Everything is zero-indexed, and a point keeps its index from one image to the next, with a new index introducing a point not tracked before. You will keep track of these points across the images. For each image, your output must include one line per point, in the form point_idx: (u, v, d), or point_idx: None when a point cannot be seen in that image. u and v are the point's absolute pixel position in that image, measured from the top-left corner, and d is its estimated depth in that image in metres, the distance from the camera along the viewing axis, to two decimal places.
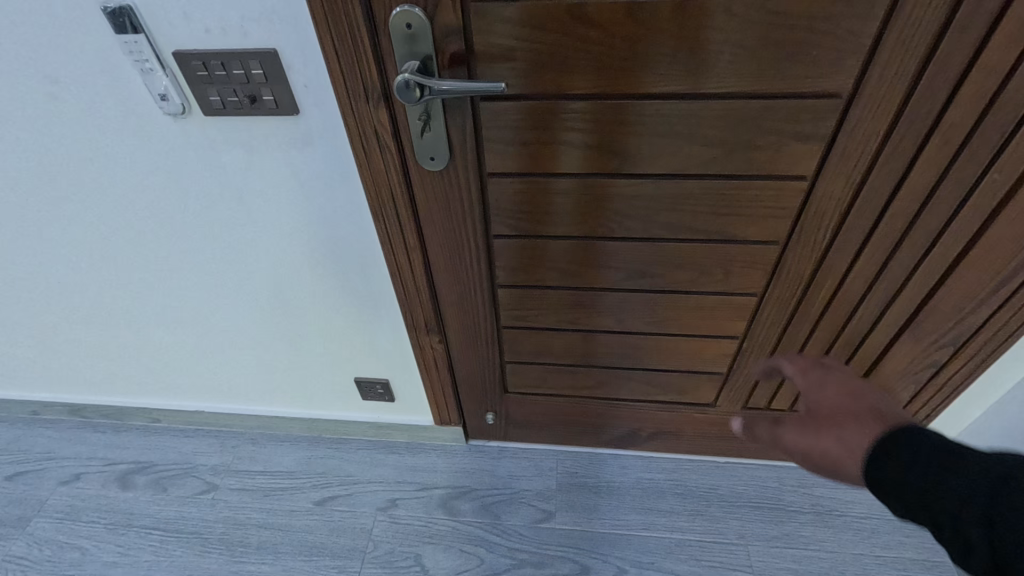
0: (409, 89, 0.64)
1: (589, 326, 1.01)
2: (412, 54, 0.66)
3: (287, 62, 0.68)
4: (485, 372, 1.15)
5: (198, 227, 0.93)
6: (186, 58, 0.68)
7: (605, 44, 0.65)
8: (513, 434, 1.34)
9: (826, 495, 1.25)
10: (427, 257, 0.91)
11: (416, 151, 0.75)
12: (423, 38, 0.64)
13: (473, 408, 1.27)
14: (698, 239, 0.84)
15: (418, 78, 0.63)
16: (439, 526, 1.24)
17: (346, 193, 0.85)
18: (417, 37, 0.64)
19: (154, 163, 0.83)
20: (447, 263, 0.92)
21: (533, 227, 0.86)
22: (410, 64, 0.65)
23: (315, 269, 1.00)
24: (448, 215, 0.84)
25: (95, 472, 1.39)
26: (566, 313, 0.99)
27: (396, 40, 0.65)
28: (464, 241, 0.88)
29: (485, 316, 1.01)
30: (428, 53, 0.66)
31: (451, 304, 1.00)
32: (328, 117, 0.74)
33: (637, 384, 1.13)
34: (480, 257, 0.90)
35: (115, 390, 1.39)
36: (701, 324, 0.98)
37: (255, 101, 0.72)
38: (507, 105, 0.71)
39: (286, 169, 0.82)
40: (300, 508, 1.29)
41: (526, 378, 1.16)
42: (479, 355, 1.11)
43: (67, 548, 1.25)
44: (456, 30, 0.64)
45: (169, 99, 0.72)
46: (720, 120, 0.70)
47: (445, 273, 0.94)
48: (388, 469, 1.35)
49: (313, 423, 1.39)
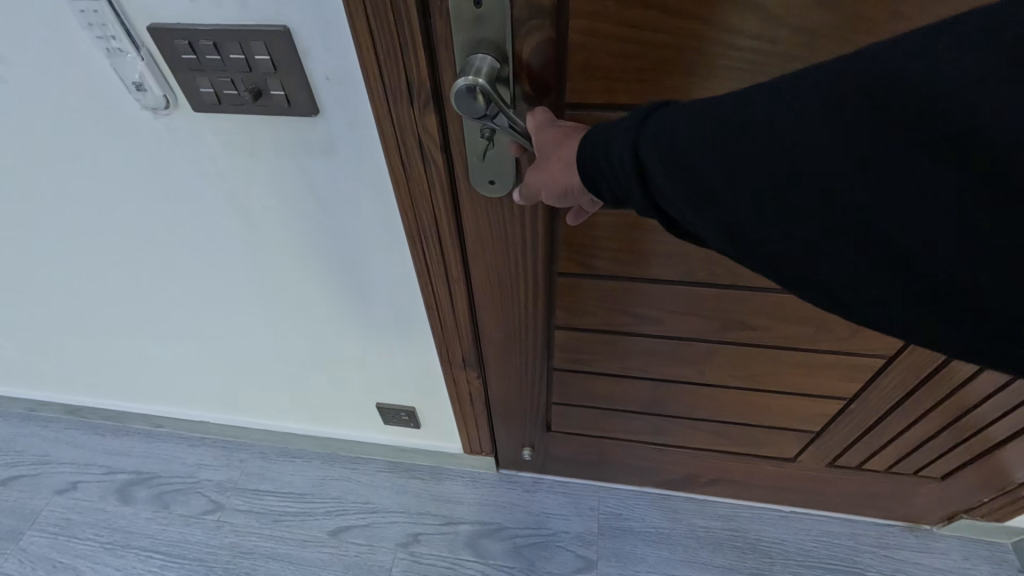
0: (474, 99, 0.46)
1: (663, 376, 0.85)
2: (477, 43, 0.47)
3: (302, 47, 0.50)
4: (526, 412, 0.99)
5: (197, 237, 0.77)
6: (168, 36, 0.50)
7: (754, 40, 0.46)
8: (550, 469, 1.18)
9: (910, 560, 1.09)
10: (470, 290, 0.74)
11: (471, 173, 0.57)
12: (494, 20, 0.46)
13: (508, 443, 1.11)
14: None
15: (486, 86, 0.46)
16: (465, 569, 1.11)
17: (373, 210, 0.67)
18: (487, 18, 0.45)
19: (140, 164, 0.66)
20: (495, 300, 0.74)
21: (613, 266, 0.68)
22: (478, 61, 0.47)
23: (334, 289, 0.83)
24: (503, 244, 0.66)
25: (94, 481, 1.28)
26: (641, 354, 0.81)
27: (456, 21, 0.46)
28: (519, 277, 0.70)
29: (535, 357, 0.84)
30: (502, 42, 0.47)
31: (495, 342, 0.83)
32: (357, 120, 0.56)
33: (705, 435, 0.97)
34: (538, 296, 0.73)
35: (113, 394, 1.26)
36: (805, 378, 0.80)
37: (260, 97, 0.53)
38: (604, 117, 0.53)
39: (301, 179, 0.64)
40: (313, 538, 1.17)
41: (571, 419, 1.00)
42: (522, 393, 0.94)
43: (62, 568, 1.15)
44: (546, 10, 0.46)
45: (147, 90, 0.54)
46: None
47: (492, 309, 0.76)
48: (409, 498, 1.22)
49: (329, 441, 1.26)
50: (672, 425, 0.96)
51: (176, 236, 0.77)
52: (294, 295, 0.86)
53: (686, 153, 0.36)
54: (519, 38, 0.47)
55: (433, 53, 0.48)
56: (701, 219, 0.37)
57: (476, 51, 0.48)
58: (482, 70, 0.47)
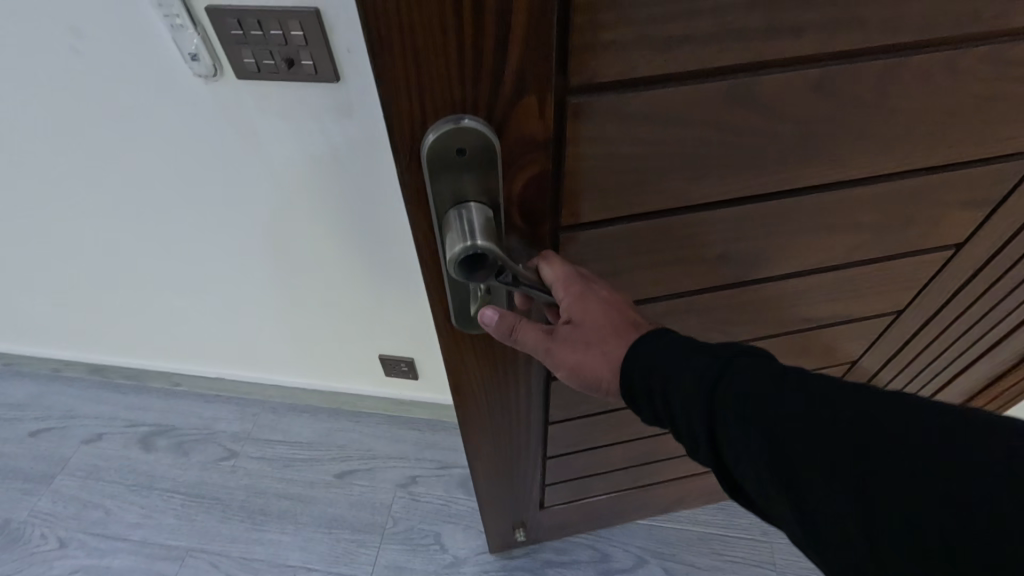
0: (475, 266, 0.37)
1: (650, 434, 0.88)
2: (465, 189, 0.37)
3: (330, 24, 0.62)
4: (519, 500, 0.94)
5: (227, 194, 0.88)
6: (221, 14, 0.62)
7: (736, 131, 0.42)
8: (546, 536, 1.12)
9: None
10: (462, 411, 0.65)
11: (461, 316, 0.46)
12: (486, 165, 0.36)
13: (501, 530, 1.04)
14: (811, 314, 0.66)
15: (488, 248, 0.36)
16: (459, 505, 1.24)
17: (382, 167, 0.79)
18: (476, 163, 0.36)
19: (182, 125, 0.77)
20: (488, 418, 0.68)
21: None
22: (471, 216, 0.37)
23: (344, 244, 0.95)
24: (490, 360, 0.57)
25: (118, 433, 1.40)
26: (626, 420, 0.82)
27: (434, 168, 0.36)
28: (516, 390, 0.64)
29: (532, 451, 0.79)
30: (496, 188, 0.38)
31: (489, 454, 0.76)
32: (371, 87, 0.68)
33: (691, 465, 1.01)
34: (535, 399, 0.68)
35: (137, 352, 1.38)
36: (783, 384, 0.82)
37: (293, 66, 0.66)
38: (601, 233, 0.48)
39: (321, 139, 0.76)
40: (321, 480, 1.29)
41: (566, 492, 0.99)
42: (517, 485, 0.88)
43: (91, 507, 1.27)
44: (546, 147, 0.37)
45: (199, 60, 0.67)
46: (848, 218, 0.53)
47: (485, 427, 0.69)
48: (408, 446, 1.34)
49: (335, 395, 1.38)
50: (654, 469, 0.99)
51: (210, 194, 0.89)
52: (310, 252, 0.98)
53: (748, 421, 0.37)
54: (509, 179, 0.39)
55: None
56: (760, 490, 0.37)
57: (463, 197, 0.38)
58: (475, 228, 0.37)
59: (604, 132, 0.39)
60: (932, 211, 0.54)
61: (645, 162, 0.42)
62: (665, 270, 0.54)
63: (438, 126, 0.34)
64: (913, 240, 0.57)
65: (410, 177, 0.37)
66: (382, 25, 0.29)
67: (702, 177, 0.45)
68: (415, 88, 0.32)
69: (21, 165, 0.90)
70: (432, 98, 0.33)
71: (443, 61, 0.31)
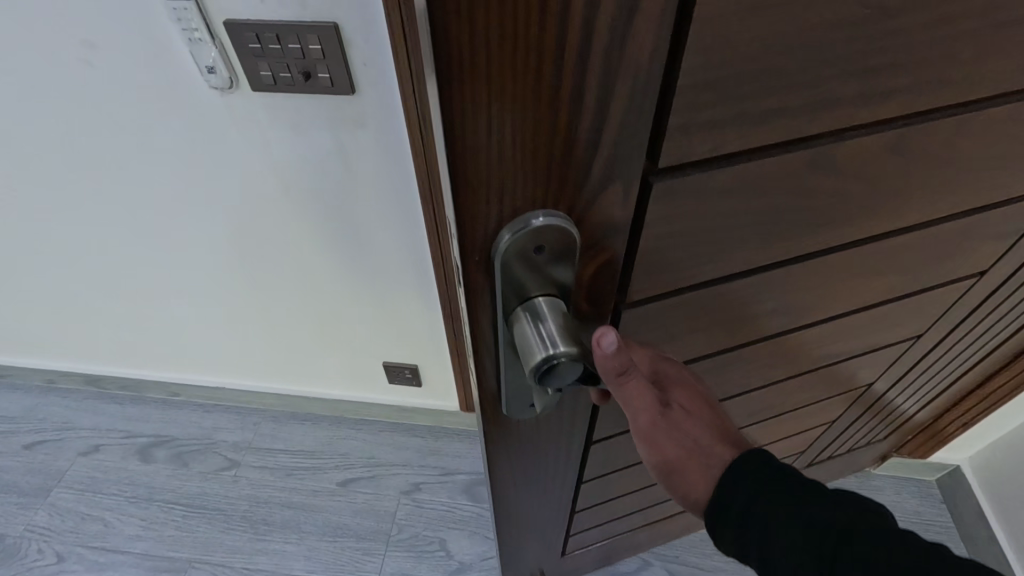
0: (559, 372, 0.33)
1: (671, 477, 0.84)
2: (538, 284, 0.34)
3: (348, 39, 0.63)
4: (541, 557, 0.86)
5: (235, 203, 0.89)
6: (239, 29, 0.63)
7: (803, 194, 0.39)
8: None
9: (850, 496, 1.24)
10: (493, 505, 0.58)
11: (508, 410, 0.42)
12: (562, 258, 0.33)
13: None
14: (850, 345, 0.65)
15: (573, 351, 0.33)
16: (463, 512, 1.24)
17: (392, 177, 0.80)
18: (552, 260, 0.33)
19: (194, 136, 0.78)
20: (523, 496, 0.61)
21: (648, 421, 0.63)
22: (546, 314, 0.34)
23: (351, 253, 0.96)
24: (533, 441, 0.51)
25: (115, 445, 1.38)
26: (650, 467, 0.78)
27: (508, 267, 0.32)
28: (555, 464, 0.58)
29: (561, 515, 0.73)
30: (568, 279, 0.35)
31: (518, 527, 0.68)
32: (386, 101, 0.70)
33: None
34: (572, 467, 0.61)
35: (135, 362, 1.37)
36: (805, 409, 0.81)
37: (309, 78, 0.67)
38: (658, 306, 0.44)
39: (333, 149, 0.77)
40: (324, 489, 1.28)
41: (586, 538, 0.93)
42: (541, 546, 0.81)
43: (89, 519, 1.25)
44: (621, 229, 0.35)
45: (216, 73, 0.68)
46: (887, 265, 0.51)
47: (518, 505, 0.62)
48: (411, 453, 1.34)
49: (336, 403, 1.38)
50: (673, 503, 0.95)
51: (218, 204, 0.89)
52: (317, 261, 0.99)
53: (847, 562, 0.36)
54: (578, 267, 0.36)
55: None
56: None
57: (534, 291, 0.34)
58: (554, 330, 0.33)
59: (689, 209, 0.36)
60: (959, 248, 0.53)
61: (707, 237, 0.39)
62: (723, 323, 0.51)
63: (517, 225, 0.31)
64: (939, 275, 0.57)
65: (478, 277, 0.33)
66: (468, 124, 0.26)
67: (759, 242, 0.42)
68: (501, 192, 0.29)
69: (25, 175, 0.90)
70: (513, 190, 0.29)
71: (528, 153, 0.28)
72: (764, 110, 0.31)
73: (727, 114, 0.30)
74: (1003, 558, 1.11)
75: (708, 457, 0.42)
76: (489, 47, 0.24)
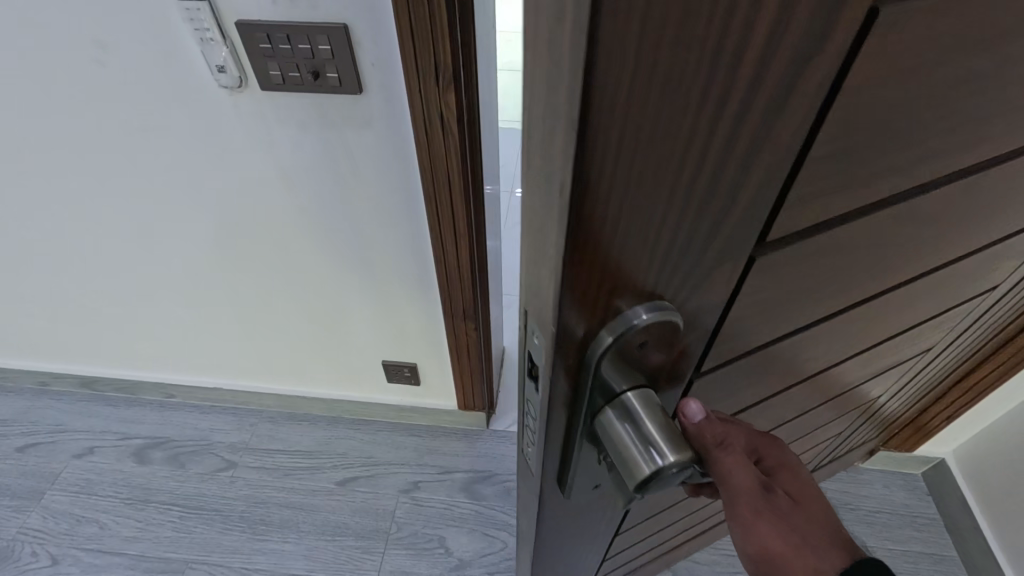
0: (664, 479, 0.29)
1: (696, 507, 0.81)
2: (633, 376, 0.29)
3: (356, 39, 0.65)
4: None
5: (239, 202, 0.90)
6: (250, 29, 0.65)
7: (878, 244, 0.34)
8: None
9: (839, 489, 1.28)
10: (533, 574, 0.53)
11: (572, 486, 0.38)
12: (663, 347, 0.29)
13: None
14: (876, 366, 0.63)
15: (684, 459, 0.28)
16: (462, 509, 1.25)
17: (397, 176, 0.82)
18: (651, 350, 0.28)
19: (201, 134, 0.79)
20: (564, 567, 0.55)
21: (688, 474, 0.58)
22: (642, 410, 0.30)
23: (354, 252, 0.97)
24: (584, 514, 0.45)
25: (110, 446, 1.37)
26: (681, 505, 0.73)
27: (608, 367, 0.27)
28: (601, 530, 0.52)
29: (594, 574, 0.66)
30: (662, 364, 0.30)
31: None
32: (392, 100, 0.72)
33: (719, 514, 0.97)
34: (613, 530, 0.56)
35: (131, 364, 1.36)
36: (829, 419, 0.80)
37: (318, 77, 0.69)
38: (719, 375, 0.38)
39: (340, 148, 0.79)
40: (322, 488, 1.29)
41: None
42: None
43: (85, 521, 1.24)
44: (719, 308, 0.30)
45: (226, 72, 0.69)
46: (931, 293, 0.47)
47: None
48: (409, 452, 1.35)
49: (334, 403, 1.38)
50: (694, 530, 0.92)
51: (222, 202, 0.90)
52: (318, 260, 1.00)
53: None
54: (675, 354, 0.31)
55: (456, 46, 0.64)
56: None
57: (627, 384, 0.30)
58: (655, 434, 0.29)
59: (777, 276, 0.31)
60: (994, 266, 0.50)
61: (778, 300, 0.33)
62: (793, 372, 0.47)
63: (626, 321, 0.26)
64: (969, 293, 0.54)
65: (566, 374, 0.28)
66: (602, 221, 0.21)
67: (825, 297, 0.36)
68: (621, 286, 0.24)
69: (27, 173, 0.91)
70: (632, 276, 0.24)
71: (661, 238, 0.23)
72: (891, 161, 0.27)
73: (857, 174, 0.26)
74: (986, 545, 1.14)
75: (816, 554, 0.34)
76: (643, 120, 0.18)
